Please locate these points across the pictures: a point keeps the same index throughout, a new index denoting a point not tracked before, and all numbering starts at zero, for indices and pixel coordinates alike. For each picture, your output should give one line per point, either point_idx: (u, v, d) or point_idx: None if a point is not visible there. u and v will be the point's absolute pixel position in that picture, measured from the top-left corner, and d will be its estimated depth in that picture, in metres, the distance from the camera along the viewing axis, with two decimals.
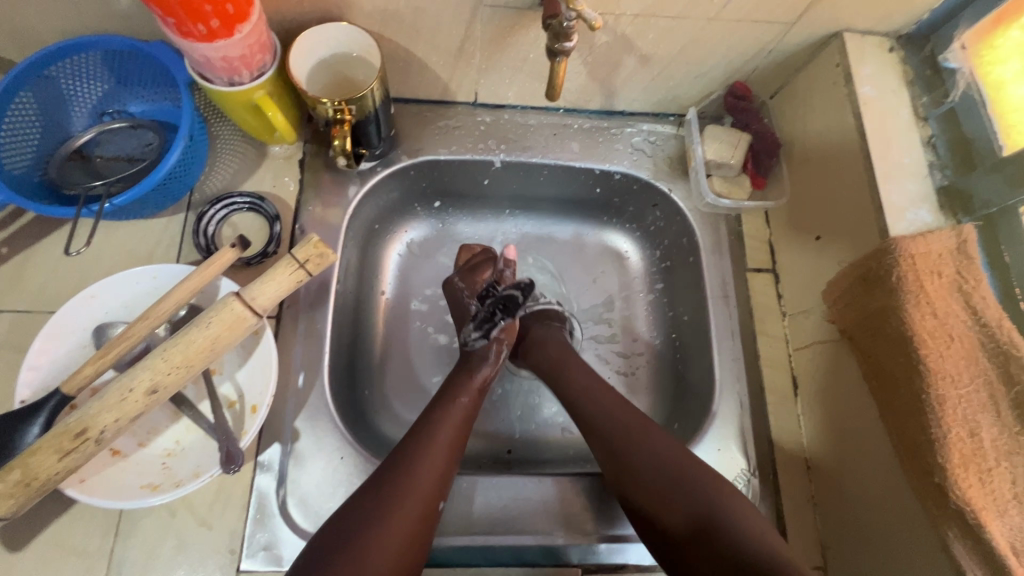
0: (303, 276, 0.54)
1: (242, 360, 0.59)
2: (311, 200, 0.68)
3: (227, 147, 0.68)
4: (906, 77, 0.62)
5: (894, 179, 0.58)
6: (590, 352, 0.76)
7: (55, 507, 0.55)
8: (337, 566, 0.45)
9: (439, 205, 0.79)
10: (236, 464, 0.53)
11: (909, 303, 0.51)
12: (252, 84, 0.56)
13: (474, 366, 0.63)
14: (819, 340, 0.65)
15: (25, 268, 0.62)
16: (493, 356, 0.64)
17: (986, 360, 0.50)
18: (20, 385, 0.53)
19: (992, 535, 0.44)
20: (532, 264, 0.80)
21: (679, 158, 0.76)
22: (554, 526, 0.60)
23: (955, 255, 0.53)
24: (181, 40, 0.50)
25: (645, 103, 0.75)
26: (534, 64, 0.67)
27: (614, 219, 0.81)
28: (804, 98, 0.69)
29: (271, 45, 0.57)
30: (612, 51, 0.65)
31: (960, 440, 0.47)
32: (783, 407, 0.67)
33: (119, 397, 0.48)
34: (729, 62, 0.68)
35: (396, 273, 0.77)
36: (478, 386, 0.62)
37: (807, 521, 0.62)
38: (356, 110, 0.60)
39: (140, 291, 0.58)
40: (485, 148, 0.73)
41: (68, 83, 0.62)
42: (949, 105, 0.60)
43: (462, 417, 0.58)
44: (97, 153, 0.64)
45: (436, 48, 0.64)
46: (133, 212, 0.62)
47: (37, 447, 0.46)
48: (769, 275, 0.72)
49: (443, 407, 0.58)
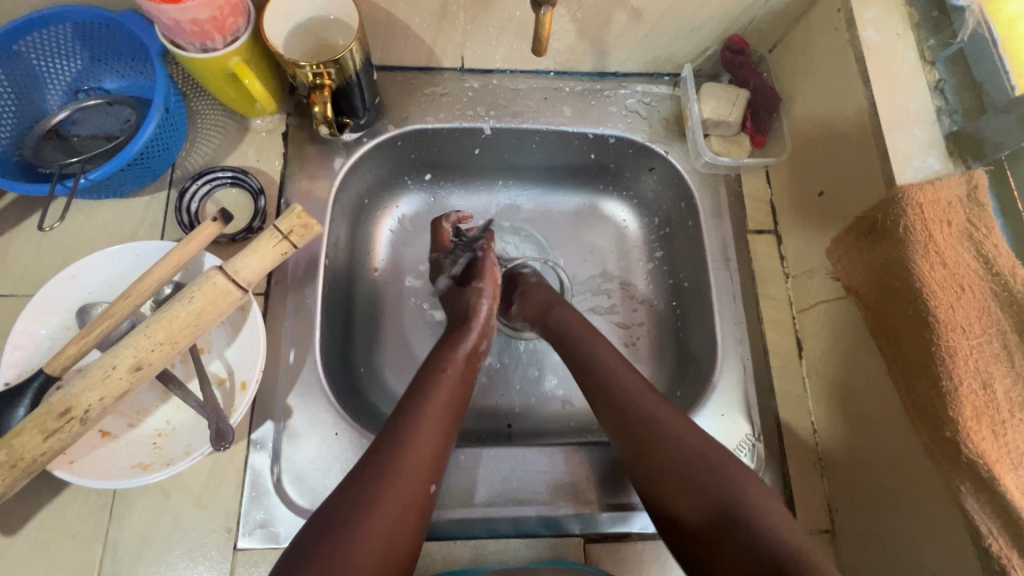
0: (288, 248, 0.53)
1: (230, 338, 0.58)
2: (296, 174, 0.66)
3: (207, 122, 0.66)
4: (912, 19, 0.58)
5: (901, 125, 0.55)
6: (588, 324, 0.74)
7: (48, 489, 0.54)
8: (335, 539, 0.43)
9: (430, 177, 0.77)
10: (227, 442, 0.51)
11: (918, 253, 0.49)
12: (226, 50, 0.54)
13: (456, 338, 0.60)
14: (824, 300, 0.63)
15: (6, 251, 0.61)
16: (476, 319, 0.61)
17: (1000, 310, 0.48)
18: (5, 367, 0.52)
19: (1007, 488, 0.43)
20: (527, 237, 0.78)
21: (675, 119, 0.73)
22: (555, 496, 0.59)
23: (966, 203, 0.50)
24: (147, 3, 0.48)
25: (639, 63, 0.72)
26: (521, 23, 0.64)
27: (611, 187, 0.78)
28: (804, 49, 0.66)
29: (243, 8, 0.55)
30: (602, 4, 0.62)
31: (973, 392, 0.46)
32: (787, 370, 0.65)
33: (102, 374, 0.47)
34: (724, 13, 0.65)
35: (388, 249, 0.75)
36: (462, 357, 0.58)
37: (814, 485, 0.61)
38: (335, 74, 0.57)
39: (123, 270, 0.57)
40: (474, 115, 0.71)
41: (40, 58, 0.60)
42: (959, 46, 0.57)
43: (460, 390, 0.56)
44: (74, 131, 0.62)
45: (417, 9, 0.61)
46: (111, 189, 0.60)
47: (21, 427, 0.45)
48: (771, 236, 0.70)
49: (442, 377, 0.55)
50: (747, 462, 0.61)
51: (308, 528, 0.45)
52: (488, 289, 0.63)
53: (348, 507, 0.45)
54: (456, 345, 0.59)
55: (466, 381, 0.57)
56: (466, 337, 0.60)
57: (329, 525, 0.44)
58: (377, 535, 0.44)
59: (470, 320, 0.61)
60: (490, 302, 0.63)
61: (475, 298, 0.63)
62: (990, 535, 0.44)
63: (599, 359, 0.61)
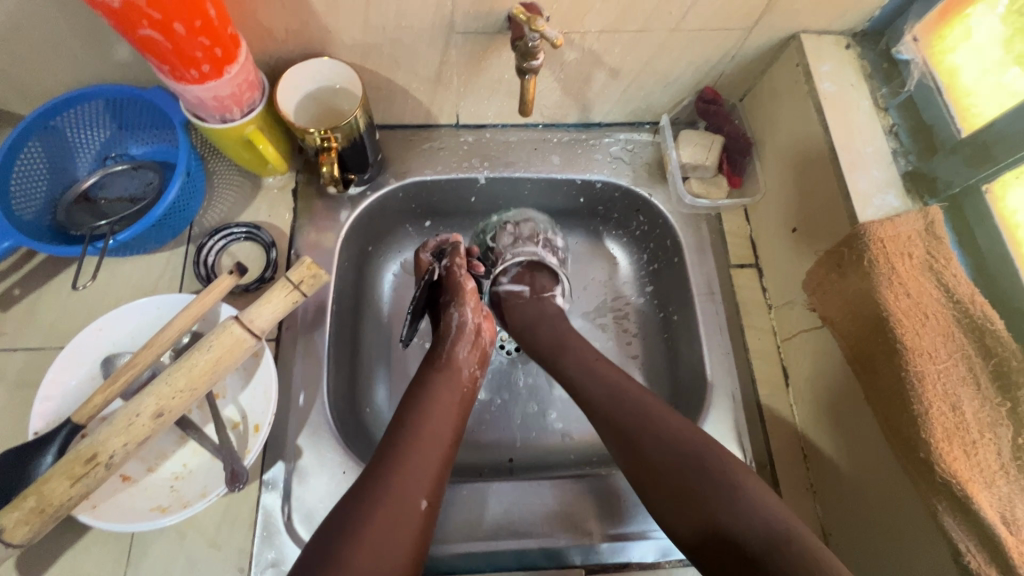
0: (298, 297, 0.57)
1: (244, 383, 0.62)
2: (305, 226, 0.71)
3: (223, 182, 0.72)
4: (864, 70, 0.66)
5: (859, 168, 0.60)
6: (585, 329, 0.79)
7: (70, 534, 0.56)
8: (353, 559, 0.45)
9: (430, 224, 0.81)
10: (241, 482, 0.55)
11: (883, 284, 0.53)
12: (243, 120, 0.60)
13: (438, 356, 0.63)
14: (805, 329, 0.66)
15: (36, 307, 0.65)
16: (456, 339, 0.65)
17: (963, 336, 0.51)
18: (34, 417, 0.56)
19: (980, 506, 0.45)
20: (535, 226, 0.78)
21: (657, 164, 0.78)
22: (556, 528, 0.61)
23: (925, 237, 0.55)
24: (175, 84, 0.54)
25: (621, 114, 0.78)
26: (509, 85, 0.70)
27: (601, 227, 0.83)
28: (770, 99, 0.72)
29: (259, 83, 0.61)
30: (582, 66, 0.68)
31: (942, 414, 0.48)
32: (775, 398, 0.68)
33: (127, 422, 0.50)
34: (695, 70, 0.71)
35: (391, 291, 0.79)
36: (446, 373, 0.61)
37: (807, 509, 0.63)
38: (342, 137, 0.63)
39: (144, 322, 0.61)
40: (469, 166, 0.76)
41: (73, 131, 0.66)
42: (906, 94, 0.64)
43: (455, 407, 0.59)
44: (102, 195, 0.68)
45: (415, 75, 0.68)
46: (136, 247, 0.65)
47: (51, 474, 0.48)
48: (753, 270, 0.74)
49: (440, 393, 0.59)
50: None
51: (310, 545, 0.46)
52: (466, 300, 0.67)
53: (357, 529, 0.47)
54: (439, 362, 0.63)
55: (464, 402, 0.60)
56: (459, 348, 0.64)
57: (328, 541, 0.46)
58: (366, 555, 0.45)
59: (451, 334, 0.65)
60: (470, 312, 0.67)
61: (453, 312, 0.67)
62: (969, 552, 0.46)
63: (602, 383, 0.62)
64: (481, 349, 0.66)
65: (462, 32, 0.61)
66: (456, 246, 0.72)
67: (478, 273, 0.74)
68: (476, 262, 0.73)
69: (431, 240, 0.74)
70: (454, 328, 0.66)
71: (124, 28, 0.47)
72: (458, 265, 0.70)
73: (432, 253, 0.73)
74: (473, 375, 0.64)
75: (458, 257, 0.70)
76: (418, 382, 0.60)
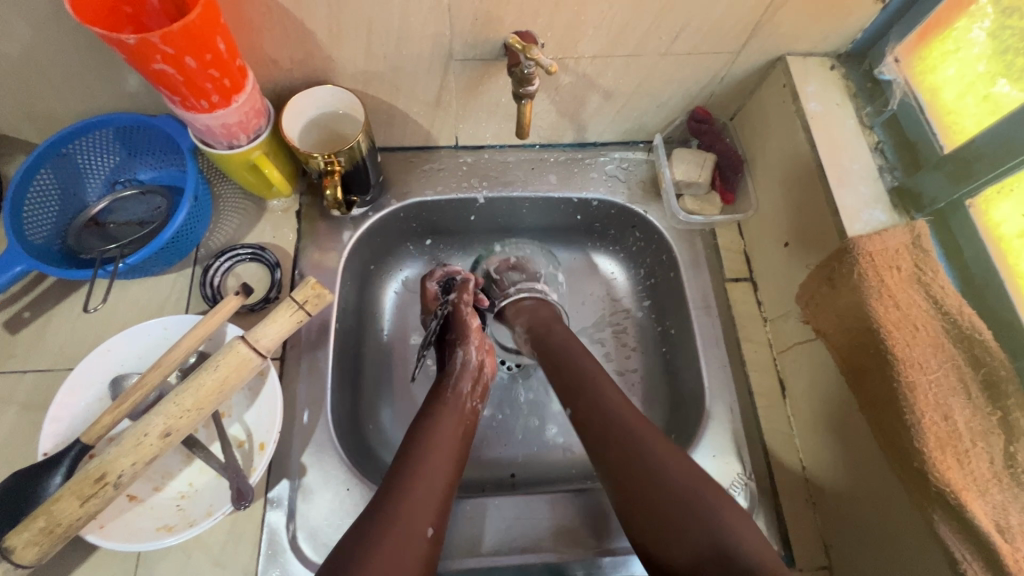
0: (303, 317, 0.58)
1: (249, 402, 0.63)
2: (309, 247, 0.73)
3: (229, 205, 0.74)
4: (848, 90, 0.69)
5: (847, 184, 0.62)
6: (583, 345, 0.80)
7: (78, 554, 0.57)
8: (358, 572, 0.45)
9: (431, 243, 0.83)
10: (247, 501, 0.56)
11: (873, 297, 0.54)
12: (250, 146, 0.62)
13: (443, 391, 0.64)
14: (799, 341, 0.67)
15: (46, 329, 0.66)
16: (461, 375, 0.66)
17: (953, 346, 0.52)
18: (44, 438, 0.57)
19: (974, 514, 0.46)
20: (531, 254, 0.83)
21: (651, 181, 0.80)
22: (558, 543, 0.62)
23: (911, 250, 0.56)
24: (184, 113, 0.56)
25: (616, 133, 0.80)
26: (506, 107, 0.72)
27: (599, 243, 0.85)
28: (760, 118, 0.74)
29: (265, 110, 0.63)
30: (576, 88, 0.71)
31: (935, 424, 0.49)
32: (773, 410, 0.69)
33: (135, 441, 0.51)
34: (686, 91, 0.73)
35: (393, 309, 0.80)
36: (450, 407, 0.62)
37: (806, 521, 0.64)
38: (345, 161, 0.65)
39: (152, 343, 0.62)
40: (468, 186, 0.78)
41: (84, 157, 0.68)
42: (890, 112, 0.66)
43: (458, 437, 0.60)
44: (111, 220, 0.70)
45: (416, 101, 0.70)
46: (144, 270, 0.67)
47: (60, 494, 0.49)
48: (748, 283, 0.76)
49: (441, 424, 0.60)
50: (740, 500, 0.64)
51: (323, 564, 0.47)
52: (471, 339, 0.69)
53: (363, 544, 0.48)
54: (443, 396, 0.63)
55: (465, 435, 0.61)
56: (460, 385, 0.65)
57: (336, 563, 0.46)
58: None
59: (455, 370, 0.66)
60: (475, 350, 0.68)
61: (459, 350, 0.68)
62: (966, 561, 0.47)
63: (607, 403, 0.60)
64: (480, 382, 0.67)
65: (460, 59, 0.64)
66: (466, 280, 0.75)
67: (482, 307, 0.76)
68: (482, 296, 0.76)
69: (437, 269, 0.76)
70: (458, 365, 0.67)
71: (138, 63, 0.49)
72: (466, 300, 0.72)
73: (439, 283, 0.75)
74: (474, 408, 0.64)
75: (467, 292, 0.73)
76: (425, 413, 0.61)
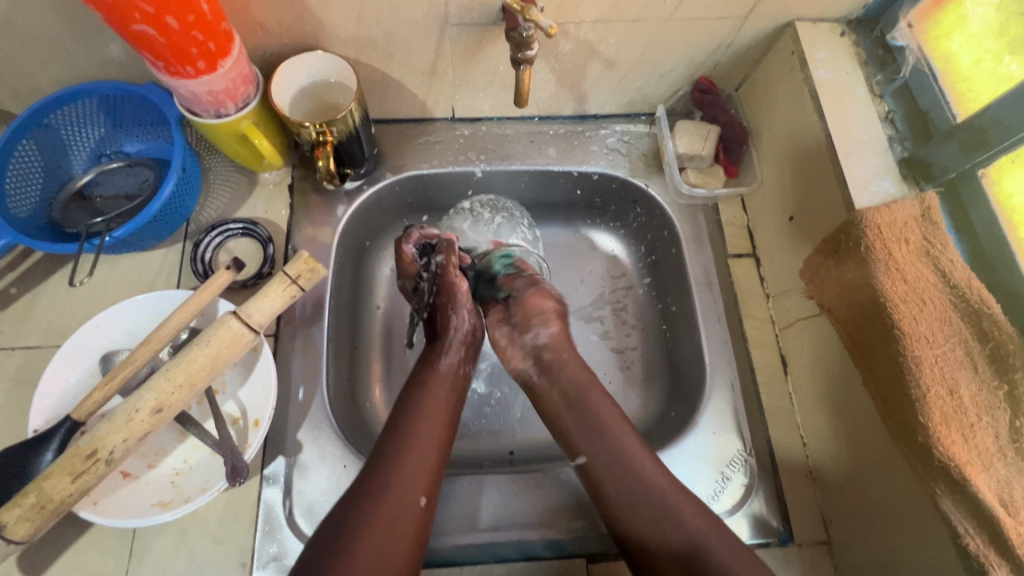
0: (296, 291, 0.57)
1: (243, 378, 0.62)
2: (302, 222, 0.71)
3: (219, 178, 0.72)
4: (859, 57, 0.66)
5: (855, 155, 0.61)
6: (582, 322, 0.78)
7: (74, 529, 0.57)
8: (347, 545, 0.47)
9: (427, 219, 0.80)
10: (241, 477, 0.55)
11: (880, 270, 0.52)
12: (238, 115, 0.60)
13: (434, 356, 0.63)
14: (802, 317, 0.66)
15: (34, 305, 0.65)
16: (451, 342, 0.65)
17: (960, 320, 0.51)
18: (33, 414, 0.56)
19: (977, 487, 0.45)
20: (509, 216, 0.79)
21: (653, 155, 0.78)
22: (556, 519, 0.62)
23: (921, 223, 0.54)
24: (170, 79, 0.54)
25: (617, 105, 0.78)
26: (504, 77, 0.70)
27: (599, 219, 0.82)
28: (765, 90, 0.72)
29: (254, 78, 0.61)
30: (577, 56, 0.68)
31: (940, 398, 0.48)
32: (773, 386, 0.68)
33: (126, 417, 0.50)
34: (690, 60, 0.71)
35: (388, 287, 0.78)
36: (444, 372, 0.62)
37: (806, 496, 0.63)
38: (337, 132, 0.63)
39: (142, 319, 0.61)
40: (466, 159, 0.76)
41: (67, 128, 0.65)
42: (902, 80, 0.63)
43: (447, 407, 0.59)
44: (97, 193, 0.68)
45: (410, 69, 0.67)
46: (133, 244, 0.65)
47: (51, 471, 0.48)
48: (751, 259, 0.74)
49: (427, 402, 0.58)
50: (740, 477, 0.63)
51: (306, 552, 0.47)
52: (460, 303, 0.67)
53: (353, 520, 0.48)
54: (432, 361, 0.63)
55: (456, 400, 0.60)
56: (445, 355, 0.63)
57: (329, 541, 0.47)
58: (364, 561, 0.46)
59: (447, 337, 0.65)
60: (466, 314, 0.67)
61: (451, 315, 0.66)
62: (969, 534, 0.46)
63: (586, 399, 0.62)
64: (470, 344, 0.66)
65: (456, 23, 0.61)
66: (450, 243, 0.70)
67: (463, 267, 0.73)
68: (462, 256, 0.72)
69: (414, 231, 0.70)
70: (450, 338, 0.65)
71: (118, 24, 0.47)
72: (453, 265, 0.68)
73: (416, 245, 0.70)
74: (465, 373, 0.64)
75: (453, 255, 0.69)
76: (414, 383, 0.60)
